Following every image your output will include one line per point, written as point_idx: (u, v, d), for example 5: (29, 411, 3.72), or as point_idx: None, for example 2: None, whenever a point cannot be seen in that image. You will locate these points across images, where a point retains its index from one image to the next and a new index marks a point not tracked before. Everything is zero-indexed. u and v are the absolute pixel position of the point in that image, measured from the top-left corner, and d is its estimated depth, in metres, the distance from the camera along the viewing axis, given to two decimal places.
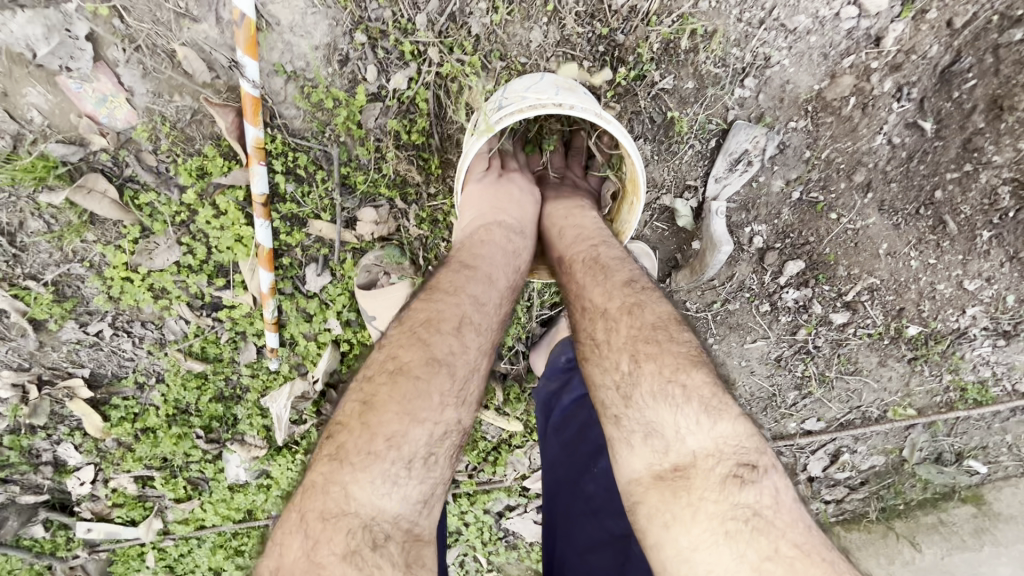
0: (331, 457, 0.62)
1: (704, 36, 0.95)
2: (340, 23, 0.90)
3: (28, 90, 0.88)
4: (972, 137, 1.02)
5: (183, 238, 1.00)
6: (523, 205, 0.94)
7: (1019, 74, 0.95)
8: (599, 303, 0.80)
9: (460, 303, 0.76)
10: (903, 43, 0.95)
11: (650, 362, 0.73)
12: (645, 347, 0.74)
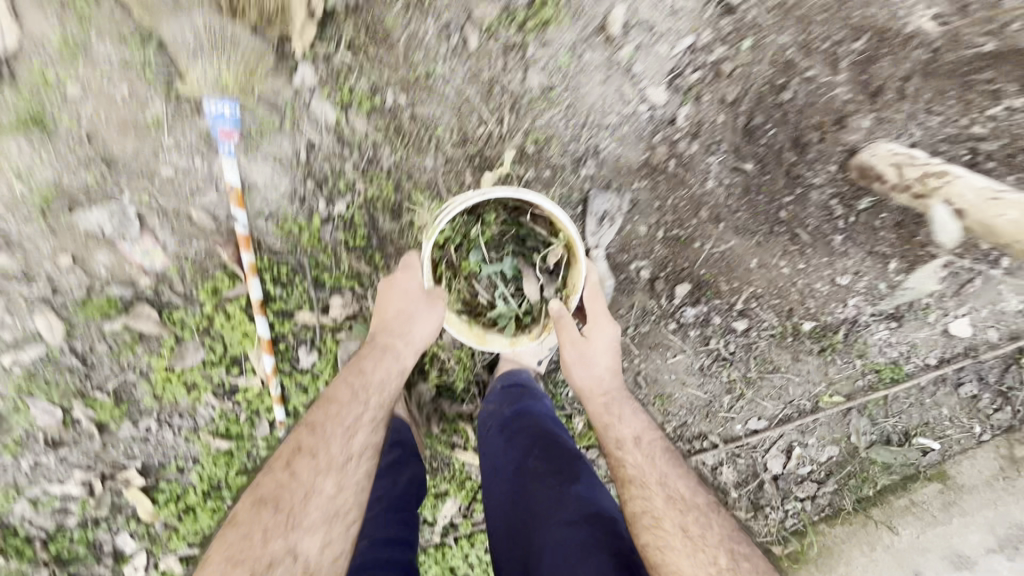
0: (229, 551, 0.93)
1: (545, 141, 1.28)
2: (297, 176, 1.24)
3: (98, 255, 1.24)
4: (792, 168, 1.34)
5: (205, 340, 1.32)
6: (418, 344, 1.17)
7: (802, 121, 1.30)
8: (642, 475, 1.08)
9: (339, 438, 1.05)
10: (692, 118, 1.28)
11: (692, 523, 1.01)
12: (696, 523, 1.01)
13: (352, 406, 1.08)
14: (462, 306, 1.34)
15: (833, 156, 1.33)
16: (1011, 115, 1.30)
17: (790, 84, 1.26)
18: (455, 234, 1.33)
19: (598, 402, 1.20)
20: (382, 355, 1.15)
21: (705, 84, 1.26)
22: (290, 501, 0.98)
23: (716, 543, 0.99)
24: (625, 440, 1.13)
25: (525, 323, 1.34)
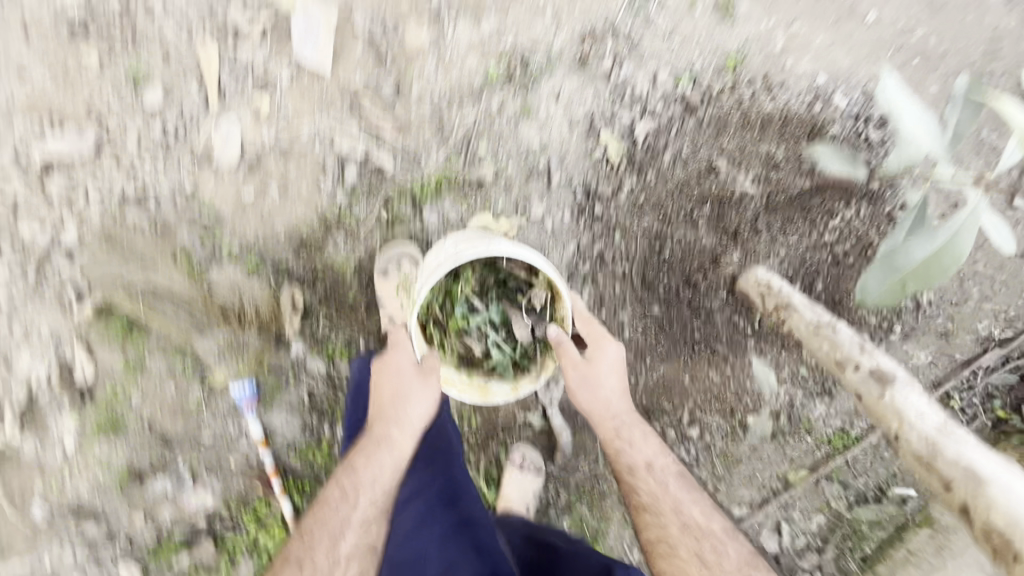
0: None
1: None
2: (301, 414, 1.41)
3: (162, 509, 1.43)
4: (691, 303, 1.66)
5: (254, 557, 1.47)
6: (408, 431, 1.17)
7: (686, 268, 1.62)
8: (657, 502, 1.26)
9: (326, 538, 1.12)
10: (591, 295, 1.57)
11: (708, 547, 1.21)
12: (712, 549, 1.21)
13: (341, 509, 1.13)
14: (460, 360, 1.34)
15: (719, 286, 1.66)
16: (847, 224, 1.61)
17: (666, 247, 1.58)
18: (437, 292, 1.34)
19: (614, 429, 1.30)
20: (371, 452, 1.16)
21: (596, 269, 1.54)
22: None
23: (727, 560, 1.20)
24: (637, 466, 1.28)
25: (523, 365, 1.32)
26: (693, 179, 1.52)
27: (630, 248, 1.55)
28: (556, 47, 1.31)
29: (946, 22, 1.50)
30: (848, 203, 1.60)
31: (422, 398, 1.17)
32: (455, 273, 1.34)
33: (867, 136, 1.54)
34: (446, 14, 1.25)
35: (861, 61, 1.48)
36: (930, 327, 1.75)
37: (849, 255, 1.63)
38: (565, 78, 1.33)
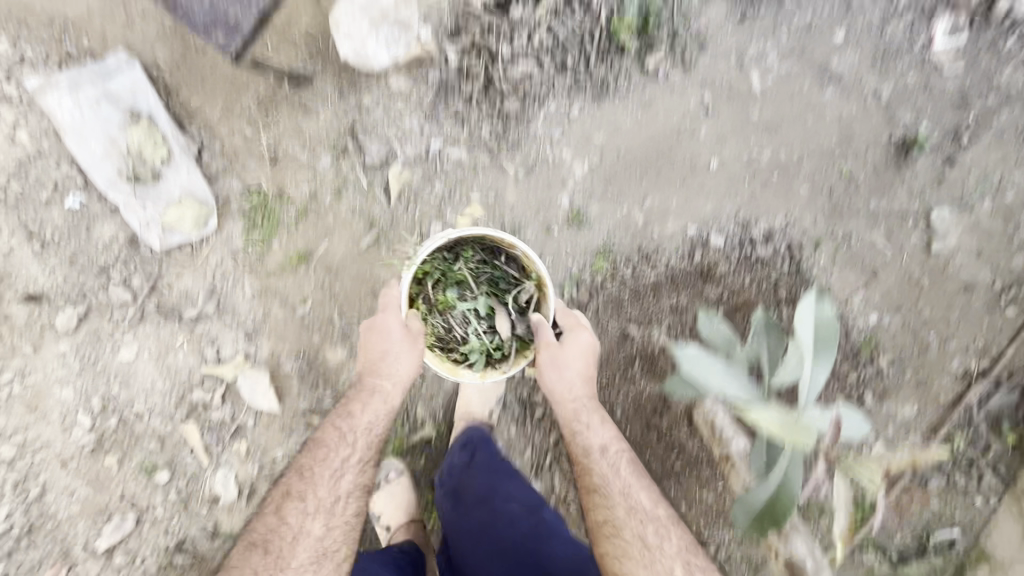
0: (249, 547, 1.24)
1: None
2: None
3: None
4: (659, 444, 1.70)
5: None
6: (390, 398, 1.29)
7: (640, 418, 1.69)
8: (605, 485, 1.28)
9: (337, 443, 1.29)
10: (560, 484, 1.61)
11: (648, 530, 1.25)
12: (653, 532, 1.25)
13: (341, 450, 1.28)
14: (434, 342, 1.36)
15: (680, 420, 1.69)
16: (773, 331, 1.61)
17: (614, 407, 1.69)
18: (434, 268, 1.36)
19: (566, 417, 1.33)
20: (381, 391, 1.28)
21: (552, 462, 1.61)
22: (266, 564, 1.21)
23: (657, 530, 1.25)
24: (591, 448, 1.31)
25: (495, 359, 1.35)
26: (613, 351, 1.64)
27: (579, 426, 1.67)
28: None
29: (789, 134, 1.57)
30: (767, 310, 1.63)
31: (400, 358, 1.25)
32: (455, 253, 1.38)
33: (754, 252, 1.62)
34: (350, 329, 1.47)
35: (721, 198, 1.59)
36: (903, 382, 1.74)
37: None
38: None
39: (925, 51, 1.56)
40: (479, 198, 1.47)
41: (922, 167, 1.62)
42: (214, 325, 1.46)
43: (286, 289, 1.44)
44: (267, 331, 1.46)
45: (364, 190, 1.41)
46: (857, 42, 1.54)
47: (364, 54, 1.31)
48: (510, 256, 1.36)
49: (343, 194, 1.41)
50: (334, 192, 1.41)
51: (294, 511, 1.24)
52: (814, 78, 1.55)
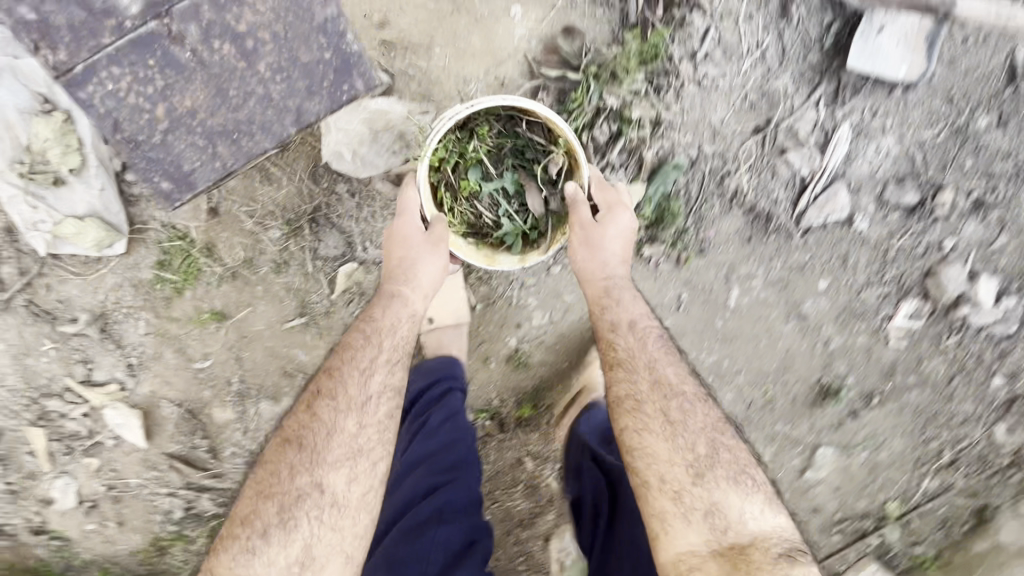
0: (287, 447, 1.13)
1: None
2: None
3: None
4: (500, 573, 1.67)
5: None
6: (414, 301, 1.18)
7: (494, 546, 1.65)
8: (635, 362, 1.19)
9: (373, 347, 1.16)
10: None
11: (703, 442, 1.15)
12: (677, 408, 1.16)
13: (364, 354, 1.15)
14: (467, 230, 1.26)
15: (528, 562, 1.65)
16: None
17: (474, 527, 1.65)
18: (450, 152, 1.23)
19: (619, 275, 1.21)
20: (406, 305, 1.17)
21: None
22: (286, 499, 1.10)
23: (705, 440, 1.15)
24: (619, 323, 1.20)
25: (532, 239, 1.26)
26: (500, 474, 1.62)
27: None
28: None
29: (738, 348, 1.58)
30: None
31: (428, 262, 1.15)
32: (470, 128, 1.24)
33: None
34: (246, 395, 1.37)
35: None
36: None
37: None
38: None
39: (884, 323, 1.58)
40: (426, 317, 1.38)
41: (829, 411, 1.65)
42: (92, 346, 1.29)
43: (186, 340, 1.30)
44: (151, 371, 1.32)
45: (306, 273, 1.27)
46: (834, 294, 1.55)
47: (361, 172, 1.22)
48: (535, 121, 1.24)
49: (284, 271, 1.27)
50: (273, 263, 1.26)
51: (307, 428, 1.14)
52: (782, 312, 1.55)
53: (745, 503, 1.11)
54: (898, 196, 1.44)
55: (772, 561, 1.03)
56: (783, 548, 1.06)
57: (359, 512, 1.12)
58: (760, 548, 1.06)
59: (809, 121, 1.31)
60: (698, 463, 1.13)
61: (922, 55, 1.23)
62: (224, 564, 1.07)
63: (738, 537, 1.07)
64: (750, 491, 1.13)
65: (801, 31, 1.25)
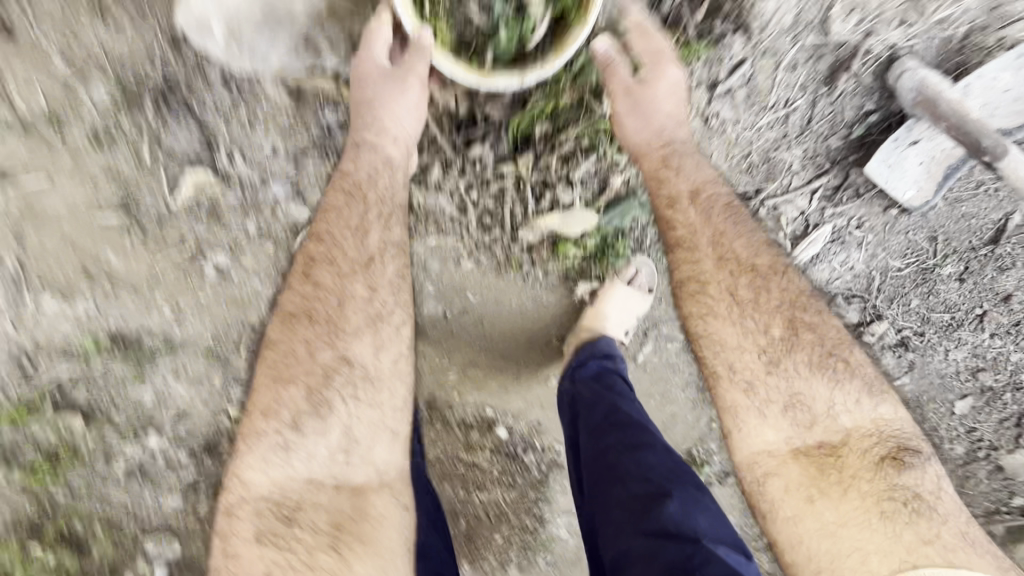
0: (285, 322, 0.98)
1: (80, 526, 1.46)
2: None
3: None
4: None
5: None
6: (400, 129, 0.95)
7: None
8: (718, 263, 0.99)
9: (355, 198, 0.96)
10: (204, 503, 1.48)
11: (778, 323, 0.97)
12: (796, 323, 0.98)
13: (353, 203, 0.96)
14: (455, 42, 0.91)
15: None
16: (487, 506, 1.66)
17: None
18: None
19: (673, 131, 0.99)
20: (383, 151, 0.95)
21: (206, 481, 1.45)
22: (312, 385, 0.95)
23: (781, 320, 0.98)
24: (678, 194, 0.99)
25: (535, 53, 0.90)
26: None
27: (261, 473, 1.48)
28: (178, 337, 1.17)
29: None
30: (494, 487, 1.63)
31: (404, 105, 0.92)
32: None
33: (522, 455, 1.58)
34: (32, 279, 1.04)
35: (532, 404, 1.46)
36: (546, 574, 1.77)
37: (483, 519, 1.68)
38: (190, 362, 1.21)
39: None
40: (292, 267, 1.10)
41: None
42: None
43: None
44: None
45: (141, 163, 0.94)
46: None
47: (253, 65, 0.92)
48: None
49: (110, 147, 0.92)
50: (93, 132, 0.91)
51: (315, 293, 0.97)
52: (683, 379, 1.37)
53: (858, 395, 0.96)
54: (840, 311, 1.34)
55: (871, 467, 0.92)
56: (878, 438, 0.94)
57: (390, 388, 1.00)
58: (856, 449, 0.94)
59: (796, 209, 1.13)
60: (774, 343, 0.97)
61: (931, 186, 1.07)
62: (261, 468, 0.94)
63: (832, 440, 0.94)
64: (877, 398, 0.96)
65: (837, 106, 1.02)
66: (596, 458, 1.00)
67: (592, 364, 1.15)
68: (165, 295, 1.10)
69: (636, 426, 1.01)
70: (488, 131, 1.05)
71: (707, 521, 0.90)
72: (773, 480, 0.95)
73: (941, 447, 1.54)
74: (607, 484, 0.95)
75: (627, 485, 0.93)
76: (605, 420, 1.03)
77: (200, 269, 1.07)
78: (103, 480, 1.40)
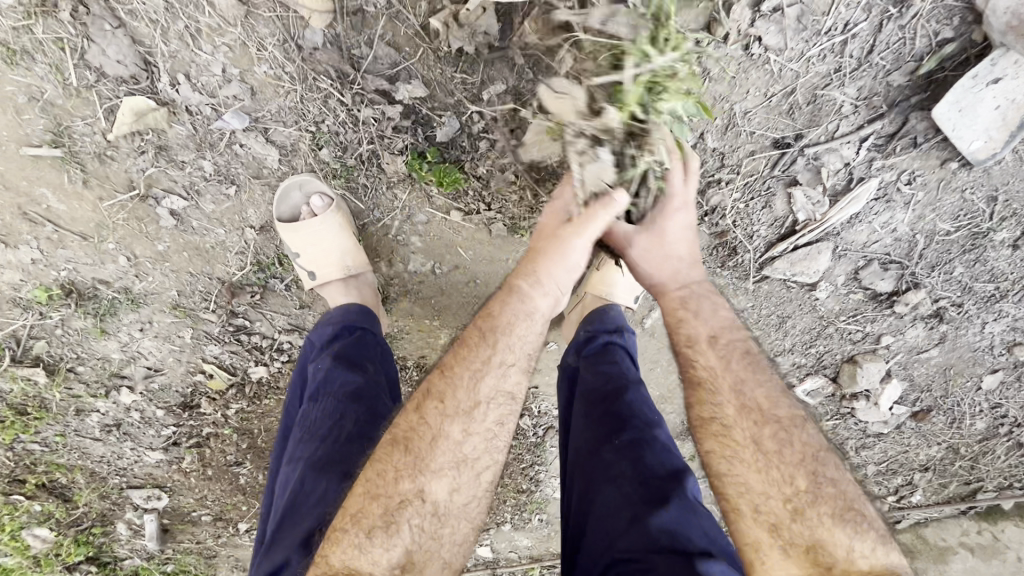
0: (391, 441, 0.76)
1: (72, 466, 1.45)
2: None
3: None
4: None
5: None
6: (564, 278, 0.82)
7: None
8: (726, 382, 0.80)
9: (466, 369, 0.78)
10: (190, 454, 1.43)
11: (802, 474, 0.74)
12: (783, 440, 0.77)
13: (474, 352, 0.78)
14: None
15: None
16: None
17: None
18: None
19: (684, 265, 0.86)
20: (534, 306, 0.80)
21: (189, 434, 1.39)
22: (390, 504, 0.72)
23: (804, 469, 0.75)
24: (698, 337, 0.84)
25: None
26: None
27: (245, 430, 1.40)
28: (138, 289, 1.06)
29: None
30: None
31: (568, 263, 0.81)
32: None
33: (516, 419, 1.49)
34: None
35: (529, 368, 1.37)
36: (540, 531, 1.75)
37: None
38: (156, 316, 1.11)
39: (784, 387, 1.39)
40: (258, 213, 0.97)
41: (687, 445, 1.46)
42: None
43: None
44: None
45: (66, 86, 0.79)
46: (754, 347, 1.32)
47: None
48: None
49: (26, 62, 0.77)
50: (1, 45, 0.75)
51: (413, 425, 0.76)
52: None
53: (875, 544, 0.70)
54: (874, 279, 1.21)
55: None
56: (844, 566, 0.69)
57: (462, 524, 0.76)
58: None
59: (841, 159, 0.97)
60: (797, 495, 0.73)
61: (1004, 137, 0.88)
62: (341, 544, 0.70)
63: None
64: (890, 547, 0.71)
65: (908, 33, 0.85)
66: (588, 454, 0.91)
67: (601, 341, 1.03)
68: (120, 243, 0.98)
69: (632, 418, 0.92)
70: (469, 61, 0.83)
71: (704, 529, 0.80)
72: (779, 558, 0.70)
73: (960, 421, 1.44)
74: (597, 484, 0.87)
75: (621, 484, 0.85)
76: (603, 405, 0.94)
77: (154, 214, 0.95)
78: (77, 434, 1.34)
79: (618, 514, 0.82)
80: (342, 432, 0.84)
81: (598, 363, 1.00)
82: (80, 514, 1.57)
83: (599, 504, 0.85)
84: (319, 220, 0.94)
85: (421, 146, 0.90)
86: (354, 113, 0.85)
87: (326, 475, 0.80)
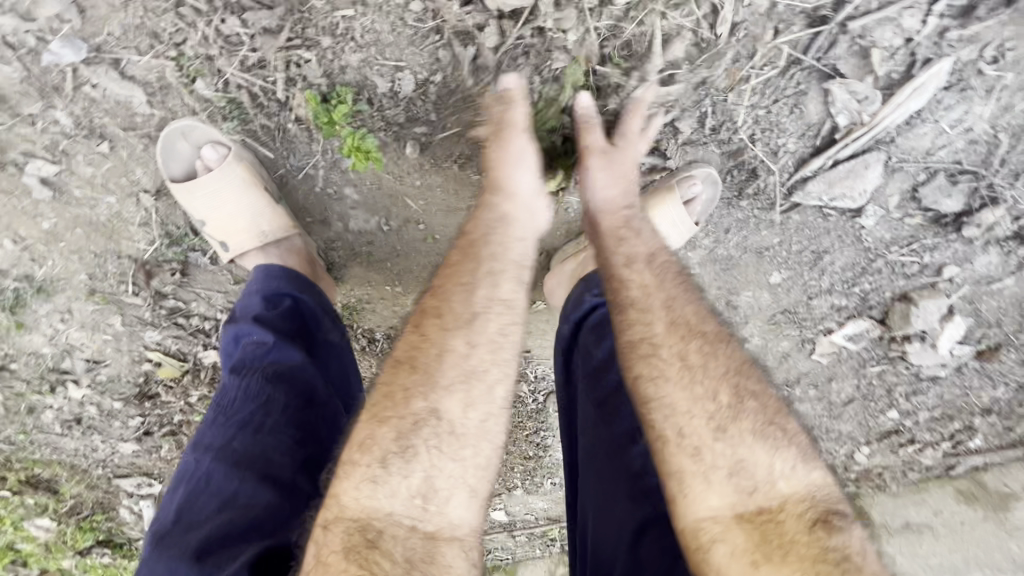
0: (403, 358, 0.68)
1: (57, 453, 1.37)
2: None
3: None
4: None
5: None
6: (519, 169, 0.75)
7: None
8: (644, 301, 0.71)
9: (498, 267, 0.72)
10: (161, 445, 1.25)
11: (725, 387, 0.67)
12: (700, 352, 0.68)
13: (487, 255, 0.72)
14: None
15: None
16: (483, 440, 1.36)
17: None
18: None
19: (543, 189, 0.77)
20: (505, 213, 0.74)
21: (158, 423, 1.21)
22: (402, 427, 0.64)
23: (727, 386, 0.67)
24: (638, 259, 0.73)
25: None
26: None
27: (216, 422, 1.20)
28: (41, 276, 0.89)
29: None
30: None
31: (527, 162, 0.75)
32: None
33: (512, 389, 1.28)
34: None
35: None
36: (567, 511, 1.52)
37: None
38: (74, 306, 0.93)
39: (818, 334, 1.07)
40: (149, 172, 0.81)
41: None
42: None
43: None
44: None
45: None
46: (785, 291, 1.03)
47: None
48: None
49: None
50: None
51: (396, 345, 0.69)
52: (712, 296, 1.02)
53: (803, 459, 0.64)
54: (936, 199, 0.91)
55: (804, 526, 0.59)
56: (798, 497, 0.62)
57: (488, 447, 0.67)
58: (790, 515, 0.61)
59: (900, 31, 0.76)
60: (720, 411, 0.65)
61: None
62: (350, 493, 0.63)
63: (769, 505, 0.62)
64: (797, 449, 0.65)
65: None
66: (603, 459, 0.72)
67: (597, 322, 0.80)
68: (1, 223, 0.84)
69: None
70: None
71: None
72: (717, 547, 0.59)
73: None
74: (623, 499, 0.69)
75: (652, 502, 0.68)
76: (619, 396, 0.74)
77: (25, 184, 0.81)
78: (42, 430, 1.24)
79: (656, 547, 0.65)
80: (266, 422, 0.72)
81: (603, 338, 0.78)
82: (75, 507, 1.48)
83: (635, 533, 0.66)
84: (215, 176, 0.78)
85: (323, 89, 0.76)
86: (217, 27, 0.73)
87: (241, 471, 0.69)
